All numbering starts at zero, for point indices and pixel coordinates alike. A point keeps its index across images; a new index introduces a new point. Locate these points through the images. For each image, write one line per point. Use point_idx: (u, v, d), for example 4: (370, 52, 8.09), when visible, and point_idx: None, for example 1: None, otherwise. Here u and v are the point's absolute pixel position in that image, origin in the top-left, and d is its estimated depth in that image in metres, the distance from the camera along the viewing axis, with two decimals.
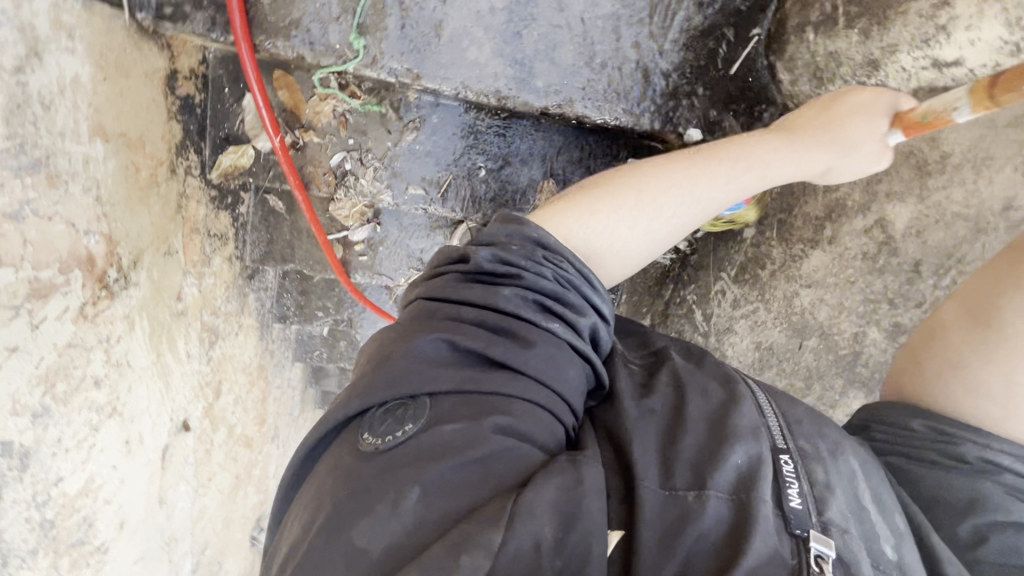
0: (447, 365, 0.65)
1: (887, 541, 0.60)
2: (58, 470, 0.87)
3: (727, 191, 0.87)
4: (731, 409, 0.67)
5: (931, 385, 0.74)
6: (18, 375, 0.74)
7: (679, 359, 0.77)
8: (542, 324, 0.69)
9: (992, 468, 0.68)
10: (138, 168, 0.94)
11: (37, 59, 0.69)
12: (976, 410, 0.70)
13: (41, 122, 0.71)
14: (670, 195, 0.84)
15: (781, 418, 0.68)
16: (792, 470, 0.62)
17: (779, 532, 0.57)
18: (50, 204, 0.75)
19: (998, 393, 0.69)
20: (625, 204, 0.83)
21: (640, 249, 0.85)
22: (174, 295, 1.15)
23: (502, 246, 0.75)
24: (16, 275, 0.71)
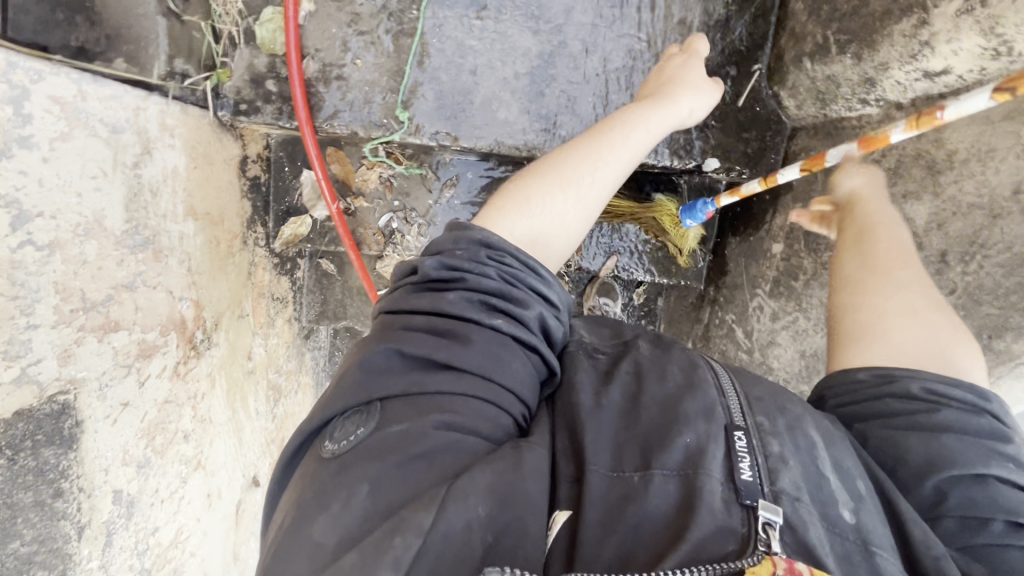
0: (397, 371, 0.71)
1: (844, 505, 0.65)
2: (155, 520, 0.94)
3: (630, 151, 0.94)
4: (684, 396, 0.74)
5: (865, 330, 0.83)
6: (129, 427, 0.84)
7: (647, 352, 0.84)
8: (485, 323, 0.75)
9: (943, 413, 0.73)
10: (219, 241, 1.07)
11: (149, 155, 0.83)
12: (897, 329, 0.81)
13: (151, 206, 0.84)
14: (583, 171, 0.90)
15: (741, 397, 0.74)
16: (745, 446, 0.68)
17: (727, 502, 0.63)
18: (155, 274, 0.86)
19: (898, 308, 0.82)
20: (545, 190, 0.89)
21: (577, 219, 0.90)
22: (246, 354, 1.26)
23: (447, 253, 0.81)
24: (130, 337, 0.81)
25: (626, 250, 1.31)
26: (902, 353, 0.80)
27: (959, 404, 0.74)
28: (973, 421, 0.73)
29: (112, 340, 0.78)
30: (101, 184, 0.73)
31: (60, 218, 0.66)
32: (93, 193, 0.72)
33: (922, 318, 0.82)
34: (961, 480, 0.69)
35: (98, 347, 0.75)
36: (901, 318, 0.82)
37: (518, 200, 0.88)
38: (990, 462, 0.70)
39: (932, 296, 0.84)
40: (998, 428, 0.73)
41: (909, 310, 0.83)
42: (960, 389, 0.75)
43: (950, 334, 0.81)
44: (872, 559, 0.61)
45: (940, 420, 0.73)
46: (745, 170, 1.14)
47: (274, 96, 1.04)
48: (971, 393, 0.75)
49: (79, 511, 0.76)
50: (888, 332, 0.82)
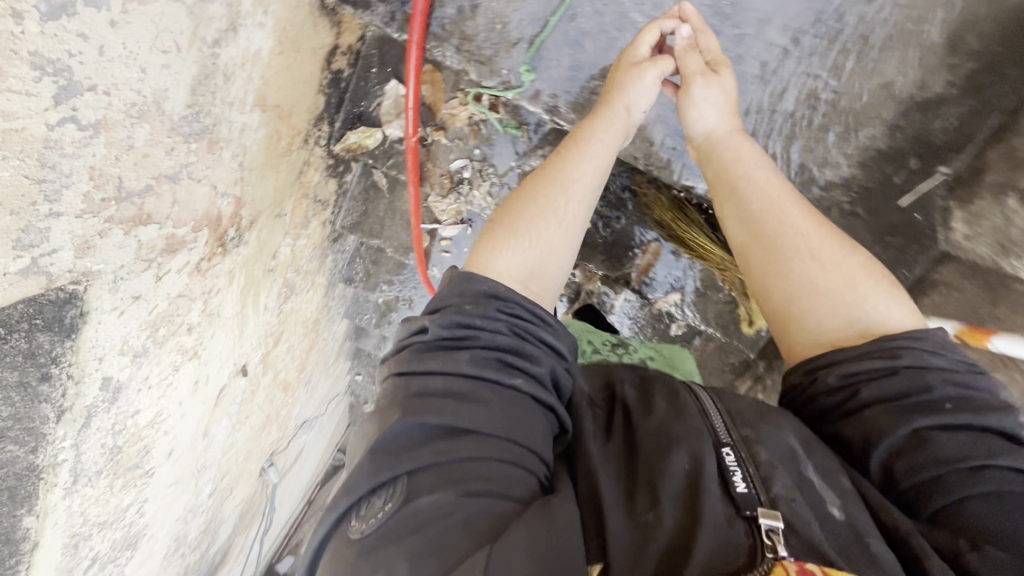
0: (418, 437, 0.64)
1: (832, 502, 0.63)
2: (138, 404, 0.90)
3: (595, 167, 0.87)
4: (673, 419, 0.71)
5: (785, 325, 0.81)
6: (135, 319, 0.77)
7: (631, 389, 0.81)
8: (504, 383, 0.69)
9: (866, 386, 0.71)
10: (280, 137, 0.95)
11: (234, 33, 0.69)
12: (807, 312, 0.79)
13: (219, 92, 0.71)
14: (557, 199, 0.85)
15: (724, 413, 0.72)
16: (735, 460, 0.66)
17: (729, 517, 0.60)
18: (203, 167, 0.76)
19: (804, 291, 0.80)
20: (526, 219, 0.83)
21: (560, 239, 0.84)
22: (271, 253, 1.18)
23: (455, 308, 0.75)
24: (159, 231, 0.73)
25: (690, 289, 1.23)
26: (827, 338, 0.77)
27: (872, 367, 0.71)
28: (893, 375, 0.70)
29: (139, 234, 0.69)
30: (171, 61, 0.60)
31: (117, 96, 0.55)
32: (160, 70, 0.59)
33: (837, 286, 0.78)
34: (909, 446, 0.65)
35: (121, 240, 0.66)
36: (814, 299, 0.79)
37: (497, 233, 0.83)
38: (930, 416, 0.66)
39: (836, 246, 0.81)
40: (921, 374, 0.69)
41: (817, 283, 0.79)
42: (872, 353, 0.72)
43: (862, 290, 0.77)
44: (867, 551, 0.59)
45: (864, 394, 0.70)
46: None
47: None
48: (889, 346, 0.72)
49: (63, 396, 0.71)
50: (808, 318, 0.79)
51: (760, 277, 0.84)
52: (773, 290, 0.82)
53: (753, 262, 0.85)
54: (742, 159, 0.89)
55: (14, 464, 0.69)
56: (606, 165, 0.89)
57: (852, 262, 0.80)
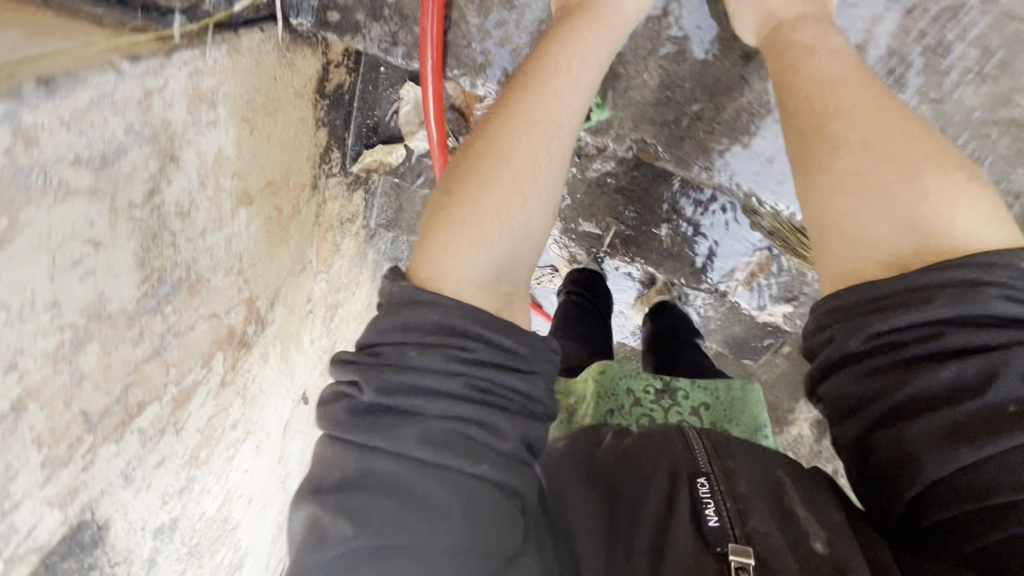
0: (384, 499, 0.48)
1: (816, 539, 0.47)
2: (201, 504, 0.82)
3: (586, 74, 0.60)
4: (665, 450, 0.54)
5: (830, 234, 0.51)
6: (167, 474, 0.68)
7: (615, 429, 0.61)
8: (456, 470, 0.43)
9: (905, 378, 0.43)
10: (281, 208, 0.75)
11: (175, 163, 0.47)
12: (837, 209, 0.50)
13: (181, 236, 0.52)
14: (531, 141, 0.55)
15: (710, 444, 0.55)
16: (711, 493, 0.50)
17: (696, 553, 0.46)
18: (191, 314, 0.59)
19: (853, 184, 0.49)
20: (490, 188, 0.53)
21: (537, 191, 0.55)
22: (305, 300, 1.03)
23: (371, 372, 0.45)
24: (162, 403, 0.60)
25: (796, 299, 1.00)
26: (864, 249, 0.48)
27: (920, 343, 0.43)
28: (945, 354, 0.42)
29: (138, 423, 0.56)
30: (92, 264, 0.41)
31: (25, 363, 0.38)
32: (80, 285, 0.41)
33: (894, 181, 0.48)
34: (957, 472, 0.41)
35: (117, 448, 0.54)
36: (875, 195, 0.48)
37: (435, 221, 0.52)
38: (998, 424, 0.40)
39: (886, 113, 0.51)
40: (963, 333, 0.42)
41: (865, 175, 0.49)
42: (908, 310, 0.44)
43: (915, 177, 0.47)
44: None
45: (901, 393, 0.44)
46: None
47: None
48: (945, 287, 0.43)
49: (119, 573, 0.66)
50: (850, 222, 0.49)
51: (824, 176, 0.51)
52: (803, 201, 0.53)
53: (818, 152, 0.52)
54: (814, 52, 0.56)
55: None
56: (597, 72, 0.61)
57: (912, 149, 0.48)
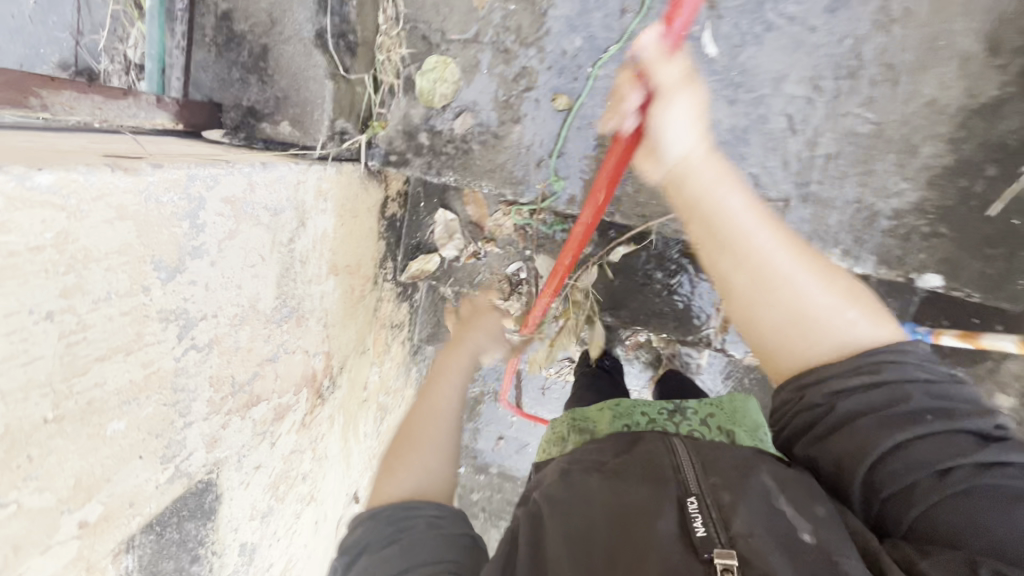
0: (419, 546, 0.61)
1: (801, 527, 0.54)
2: (269, 557, 0.98)
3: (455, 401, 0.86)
4: (650, 481, 0.61)
5: (777, 344, 0.65)
6: (258, 487, 0.86)
7: (610, 452, 0.70)
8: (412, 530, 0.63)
9: (867, 399, 0.59)
10: (354, 288, 1.06)
11: (303, 226, 0.80)
12: (775, 328, 0.65)
13: (299, 276, 0.82)
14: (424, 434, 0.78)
15: (695, 462, 0.63)
16: (698, 509, 0.57)
17: (685, 560, 0.52)
18: (296, 339, 0.86)
19: (785, 314, 0.64)
20: (410, 454, 0.75)
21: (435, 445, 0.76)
22: (362, 386, 1.27)
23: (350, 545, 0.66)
24: (269, 406, 0.82)
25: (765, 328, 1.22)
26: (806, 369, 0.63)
27: (864, 387, 0.60)
28: (885, 388, 0.59)
29: (252, 414, 0.78)
30: (259, 270, 0.71)
31: (220, 316, 0.65)
32: (252, 280, 0.70)
33: (817, 316, 0.64)
34: (899, 461, 0.56)
35: (240, 425, 0.75)
36: (816, 327, 0.64)
37: (398, 461, 0.75)
38: (916, 427, 0.56)
39: (795, 246, 0.67)
40: (894, 382, 0.59)
41: (811, 310, 0.64)
42: (863, 363, 0.61)
43: (821, 294, 0.65)
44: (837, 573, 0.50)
45: (861, 411, 0.59)
46: (974, 294, 0.85)
47: (424, 149, 0.96)
48: (881, 357, 0.60)
49: (211, 569, 0.79)
50: (807, 340, 0.64)
51: (749, 309, 0.67)
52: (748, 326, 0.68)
53: (752, 289, 0.66)
54: (691, 168, 0.68)
55: None
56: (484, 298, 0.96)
57: (835, 285, 0.66)
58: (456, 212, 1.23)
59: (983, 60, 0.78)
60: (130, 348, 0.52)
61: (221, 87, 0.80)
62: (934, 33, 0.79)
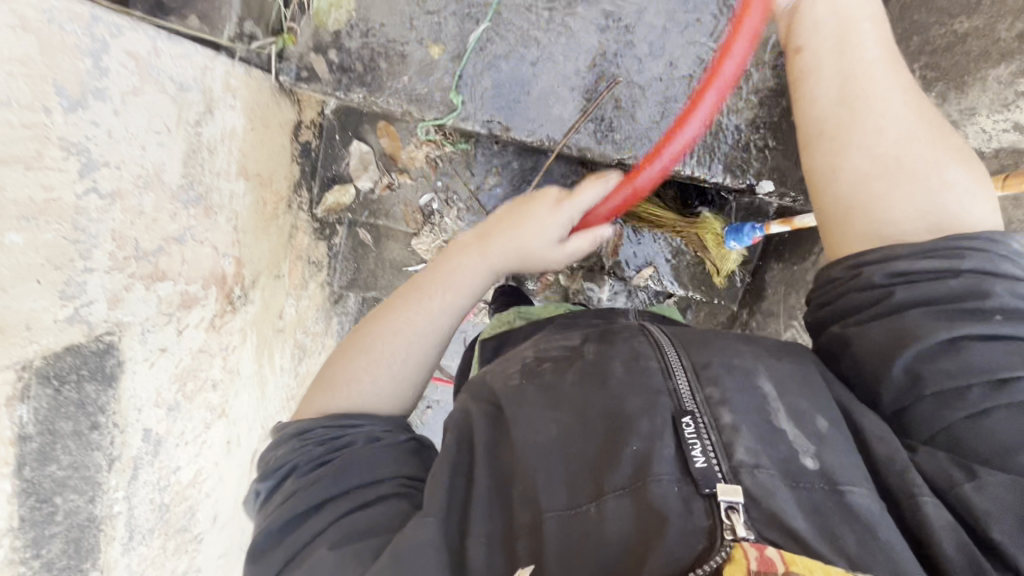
0: (371, 464, 0.71)
1: (805, 453, 0.59)
2: (177, 459, 0.98)
3: (462, 284, 0.87)
4: (629, 397, 0.66)
5: (870, 185, 0.73)
6: (164, 372, 0.88)
7: (592, 348, 0.76)
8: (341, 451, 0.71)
9: (932, 285, 0.64)
10: (265, 202, 1.10)
11: (211, 113, 0.85)
12: (864, 167, 0.74)
13: (206, 164, 0.86)
14: (391, 347, 0.82)
15: (690, 373, 0.67)
16: (694, 431, 0.61)
17: (686, 498, 0.56)
18: (204, 230, 0.90)
19: (885, 152, 0.74)
20: (364, 364, 0.81)
21: (393, 382, 0.81)
22: (277, 313, 1.30)
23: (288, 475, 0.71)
24: (174, 288, 0.85)
25: (662, 261, 1.26)
26: (889, 227, 0.71)
27: (928, 277, 0.65)
28: (953, 278, 0.64)
29: (157, 289, 0.81)
30: (164, 140, 0.76)
31: (124, 170, 0.69)
32: (157, 148, 0.75)
33: (916, 166, 0.72)
34: (955, 355, 0.61)
35: (144, 294, 0.78)
36: (893, 178, 0.72)
37: (369, 347, 0.82)
38: (966, 319, 0.62)
39: (919, 122, 0.75)
40: (970, 273, 0.63)
41: (916, 165, 0.72)
42: (933, 258, 0.65)
43: (931, 160, 0.72)
44: (842, 500, 0.56)
45: (916, 296, 0.65)
46: (798, 199, 1.05)
47: (334, 66, 1.03)
48: (952, 247, 0.65)
49: (113, 443, 0.81)
50: (910, 181, 0.72)
51: (844, 149, 0.77)
52: (843, 170, 0.76)
53: (856, 120, 0.77)
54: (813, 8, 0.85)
55: (77, 514, 0.77)
56: (555, 243, 0.91)
57: (945, 151, 0.73)
58: (370, 145, 1.30)
59: None
60: (30, 164, 0.56)
61: None
62: None
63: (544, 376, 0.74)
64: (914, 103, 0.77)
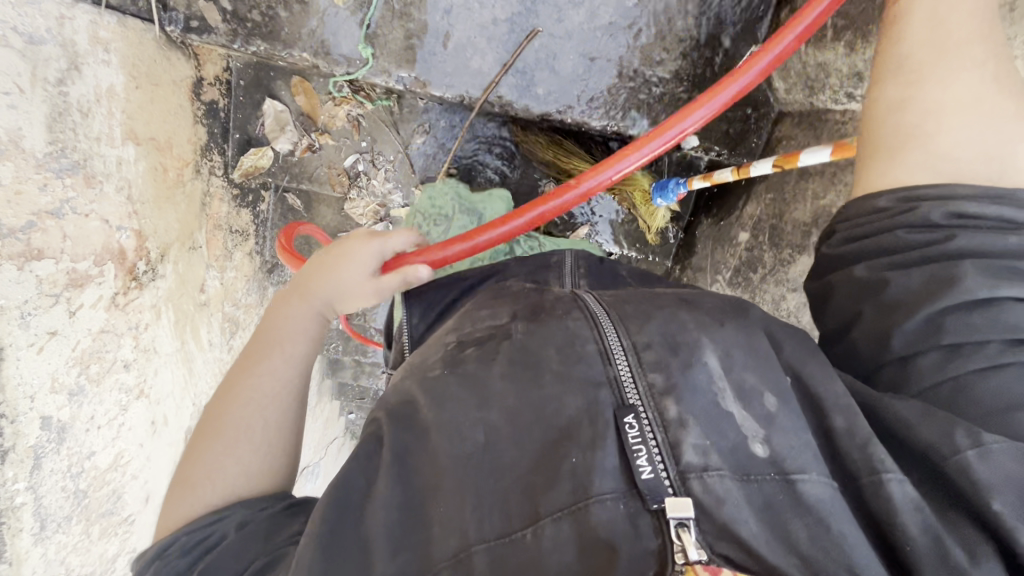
0: (240, 547, 0.59)
1: (753, 439, 0.53)
2: (91, 445, 0.94)
3: (297, 336, 0.81)
4: (563, 398, 0.59)
5: (927, 122, 0.63)
6: (58, 356, 0.82)
7: (521, 328, 0.68)
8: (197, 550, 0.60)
9: (996, 238, 0.57)
10: (166, 168, 1.02)
11: (77, 70, 0.76)
12: (930, 102, 0.64)
13: (80, 128, 0.78)
14: (238, 418, 0.72)
15: (632, 358, 0.60)
16: (638, 435, 0.54)
17: (631, 515, 0.51)
18: (87, 202, 0.82)
19: (956, 93, 0.63)
20: (210, 453, 0.69)
21: (250, 460, 0.70)
22: (197, 286, 1.23)
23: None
24: (57, 266, 0.78)
25: (598, 221, 1.24)
26: (947, 161, 0.62)
27: (983, 228, 0.58)
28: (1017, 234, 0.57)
29: (35, 268, 0.75)
30: (16, 101, 0.68)
31: None
32: (8, 111, 0.67)
33: (991, 116, 0.62)
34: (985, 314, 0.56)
35: (17, 274, 0.72)
36: (963, 114, 0.62)
37: (221, 429, 0.71)
38: (1015, 280, 0.56)
39: (998, 59, 0.64)
40: None
41: (989, 111, 0.62)
42: (999, 208, 0.58)
43: (1005, 104, 0.62)
44: (793, 492, 0.51)
45: (970, 246, 0.58)
46: (723, 152, 1.04)
47: (228, 15, 0.94)
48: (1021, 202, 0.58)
49: (1, 435, 0.76)
50: (975, 127, 0.62)
51: (909, 85, 0.65)
52: (902, 106, 0.66)
53: (928, 57, 0.65)
54: None
55: None
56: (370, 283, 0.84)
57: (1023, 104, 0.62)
58: (285, 103, 1.21)
59: None
60: None
61: None
62: None
63: (467, 366, 0.65)
64: (998, 38, 0.64)
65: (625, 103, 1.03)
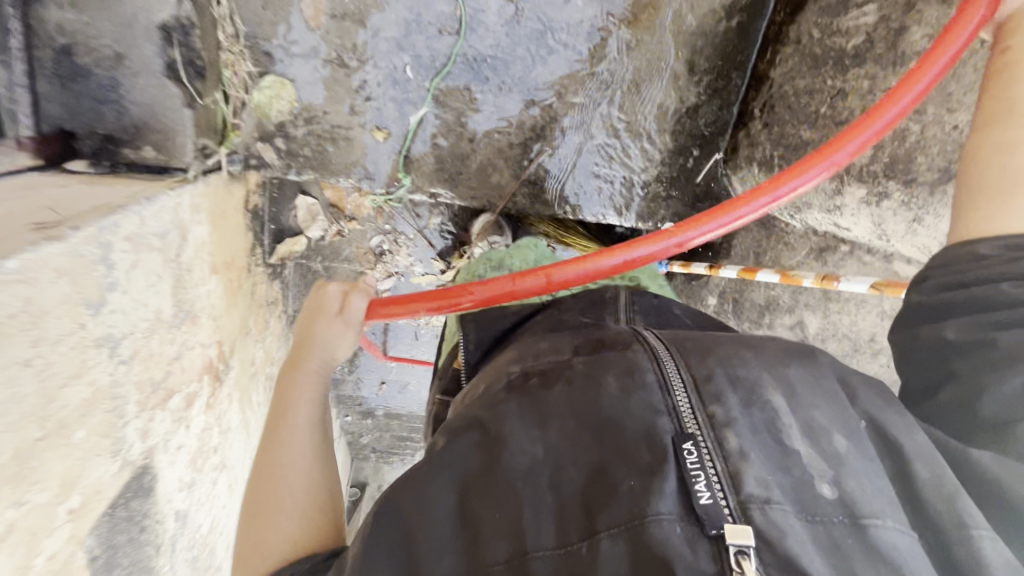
0: None
1: (821, 480, 0.52)
2: (199, 520, 1.13)
3: (309, 390, 0.84)
4: (624, 418, 0.60)
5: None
6: (182, 463, 1.01)
7: (582, 359, 0.70)
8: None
9: None
10: (231, 280, 1.17)
11: (186, 239, 0.91)
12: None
13: (188, 283, 0.94)
14: (268, 492, 0.72)
15: (693, 392, 0.60)
16: (697, 461, 0.54)
17: (689, 539, 0.49)
18: (193, 338, 0.98)
19: None
20: (252, 529, 0.70)
21: (287, 521, 0.70)
22: (250, 362, 1.40)
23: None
24: (180, 396, 0.96)
25: None
26: None
27: None
28: None
29: (169, 405, 0.92)
30: (159, 287, 0.84)
31: (138, 331, 0.79)
32: (156, 296, 0.83)
33: None
34: None
35: (161, 415, 0.90)
36: None
37: (262, 496, 0.72)
38: None
39: None
40: None
41: None
42: None
43: None
44: (865, 537, 0.49)
45: None
46: None
47: (282, 152, 1.10)
48: None
49: (156, 534, 0.95)
50: None
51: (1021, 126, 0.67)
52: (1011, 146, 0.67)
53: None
54: None
55: None
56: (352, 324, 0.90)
57: None
58: (315, 198, 1.36)
59: (686, 78, 1.16)
60: (81, 372, 0.66)
61: (71, 117, 0.86)
62: (654, 61, 1.13)
63: (531, 389, 0.67)
64: None
65: (617, 202, 1.25)
